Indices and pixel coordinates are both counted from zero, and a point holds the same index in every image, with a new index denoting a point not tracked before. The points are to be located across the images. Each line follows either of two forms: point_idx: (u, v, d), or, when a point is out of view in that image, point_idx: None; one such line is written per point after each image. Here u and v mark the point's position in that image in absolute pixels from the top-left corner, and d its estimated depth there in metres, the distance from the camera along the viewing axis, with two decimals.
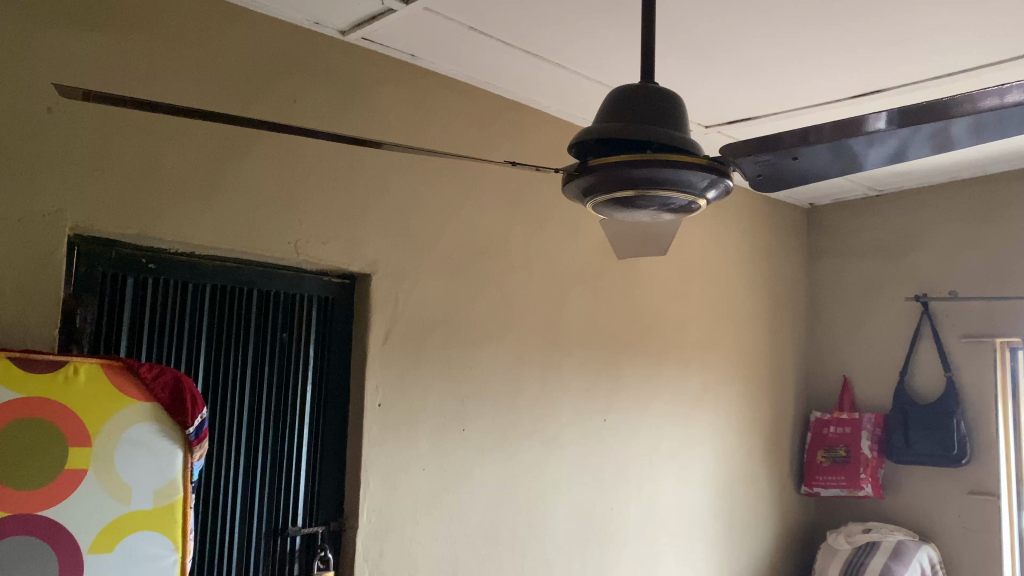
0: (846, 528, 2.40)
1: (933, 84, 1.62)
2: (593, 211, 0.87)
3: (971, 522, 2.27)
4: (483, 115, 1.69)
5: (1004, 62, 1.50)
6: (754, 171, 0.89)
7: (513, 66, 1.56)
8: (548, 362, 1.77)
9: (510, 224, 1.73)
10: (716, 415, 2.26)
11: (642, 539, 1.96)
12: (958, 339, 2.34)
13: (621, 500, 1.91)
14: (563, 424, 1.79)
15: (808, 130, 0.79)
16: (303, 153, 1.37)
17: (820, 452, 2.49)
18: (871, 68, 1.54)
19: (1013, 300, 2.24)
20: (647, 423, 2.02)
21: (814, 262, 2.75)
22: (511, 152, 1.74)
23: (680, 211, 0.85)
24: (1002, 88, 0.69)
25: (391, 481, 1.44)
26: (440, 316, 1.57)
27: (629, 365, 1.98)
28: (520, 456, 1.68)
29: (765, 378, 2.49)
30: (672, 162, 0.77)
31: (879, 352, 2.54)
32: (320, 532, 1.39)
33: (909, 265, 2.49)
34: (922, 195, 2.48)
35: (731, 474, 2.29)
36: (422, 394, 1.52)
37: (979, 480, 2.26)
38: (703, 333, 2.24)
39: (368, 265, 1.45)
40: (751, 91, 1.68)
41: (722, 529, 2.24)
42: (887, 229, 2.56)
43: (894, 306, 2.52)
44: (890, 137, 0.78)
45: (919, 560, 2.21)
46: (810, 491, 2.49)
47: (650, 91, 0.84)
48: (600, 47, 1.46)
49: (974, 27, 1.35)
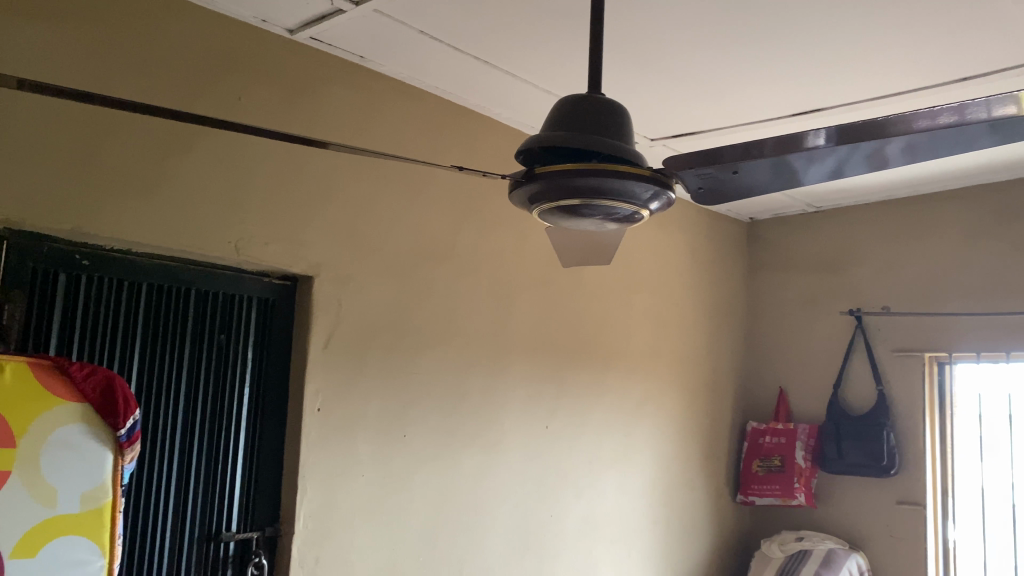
0: (779, 537, 2.45)
1: (870, 104, 1.67)
2: (538, 219, 0.87)
3: (899, 531, 2.33)
4: (432, 120, 1.69)
5: (933, 86, 1.56)
6: (697, 183, 0.90)
7: (462, 71, 1.56)
8: (491, 369, 1.77)
9: (457, 230, 1.72)
10: (655, 424, 2.29)
11: (580, 546, 1.97)
12: (890, 353, 2.42)
13: (561, 507, 1.92)
14: (505, 431, 1.79)
15: (750, 145, 0.80)
16: (246, 151, 1.35)
17: (756, 461, 2.53)
18: (814, 87, 1.58)
19: (942, 316, 2.31)
20: (589, 431, 2.04)
21: (753, 275, 2.81)
22: (459, 158, 1.74)
23: (623, 221, 0.86)
24: (934, 110, 0.71)
25: (329, 487, 1.43)
26: (384, 321, 1.55)
27: (572, 371, 1.99)
28: (461, 462, 1.68)
29: (704, 388, 2.53)
30: (616, 173, 0.78)
31: (814, 365, 2.60)
32: (255, 538, 1.37)
33: (845, 280, 2.56)
34: (858, 212, 2.56)
35: (668, 482, 2.32)
36: (363, 399, 1.50)
37: (907, 489, 2.32)
38: (645, 342, 2.27)
39: (311, 266, 1.44)
40: (695, 107, 1.71)
41: (659, 536, 2.26)
42: (823, 244, 2.64)
43: (829, 320, 2.58)
44: (827, 155, 0.80)
45: (849, 567, 2.26)
46: (746, 500, 2.54)
47: (598, 102, 0.84)
48: (551, 56, 1.47)
49: (908, 51, 1.40)
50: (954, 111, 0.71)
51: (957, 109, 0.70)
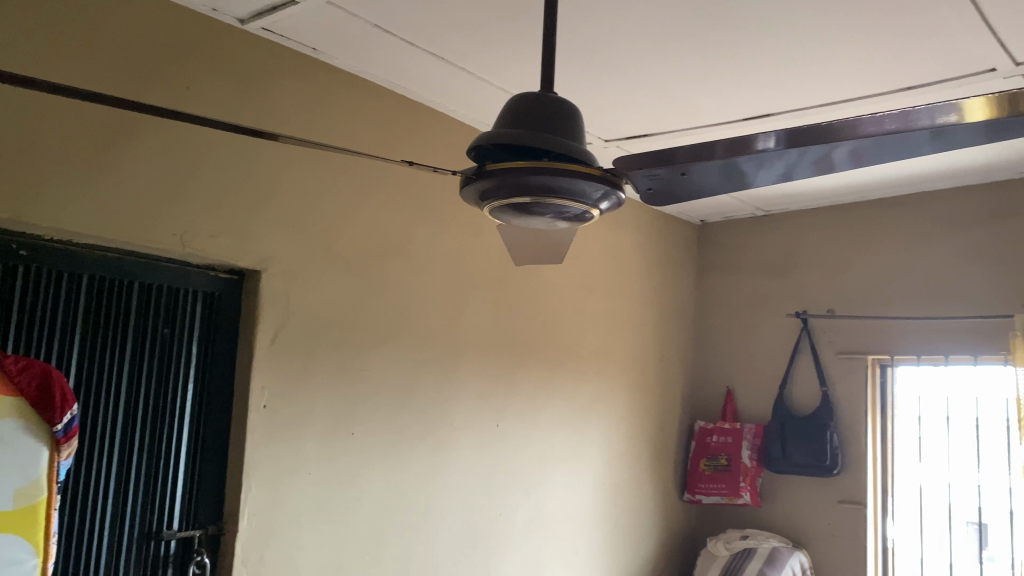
0: (725, 536, 2.49)
1: (818, 111, 1.71)
2: (489, 216, 0.86)
3: (840, 529, 2.38)
4: (386, 116, 1.67)
5: (879, 95, 1.60)
6: (647, 184, 0.90)
7: (416, 66, 1.55)
8: (442, 366, 1.76)
9: (410, 227, 1.71)
10: (606, 423, 2.31)
11: (528, 545, 1.98)
12: (834, 355, 2.47)
13: (510, 506, 1.92)
14: (456, 429, 1.78)
15: (701, 147, 0.81)
16: (193, 142, 1.32)
17: (703, 460, 2.56)
18: (764, 93, 1.61)
19: (885, 319, 2.37)
20: (539, 429, 2.04)
21: (703, 277, 2.85)
22: (413, 155, 1.73)
23: (573, 220, 0.86)
24: (879, 117, 0.73)
25: (275, 484, 1.41)
26: (333, 317, 1.53)
27: (523, 370, 1.99)
28: (410, 460, 1.67)
29: (653, 388, 2.55)
30: (567, 172, 0.78)
31: (761, 366, 2.64)
32: (197, 536, 1.35)
33: (792, 283, 2.60)
34: (806, 216, 2.60)
35: (617, 480, 2.33)
36: (311, 396, 1.48)
37: (850, 489, 2.37)
38: (596, 342, 2.29)
39: (258, 261, 1.41)
40: (648, 109, 1.73)
41: (607, 535, 2.28)
42: (771, 246, 2.68)
43: (776, 322, 2.63)
44: (776, 158, 0.81)
45: (791, 565, 2.30)
46: (692, 498, 2.57)
47: (550, 100, 0.85)
48: (505, 53, 1.47)
49: (856, 60, 1.43)
50: (898, 116, 0.72)
51: (901, 116, 0.72)
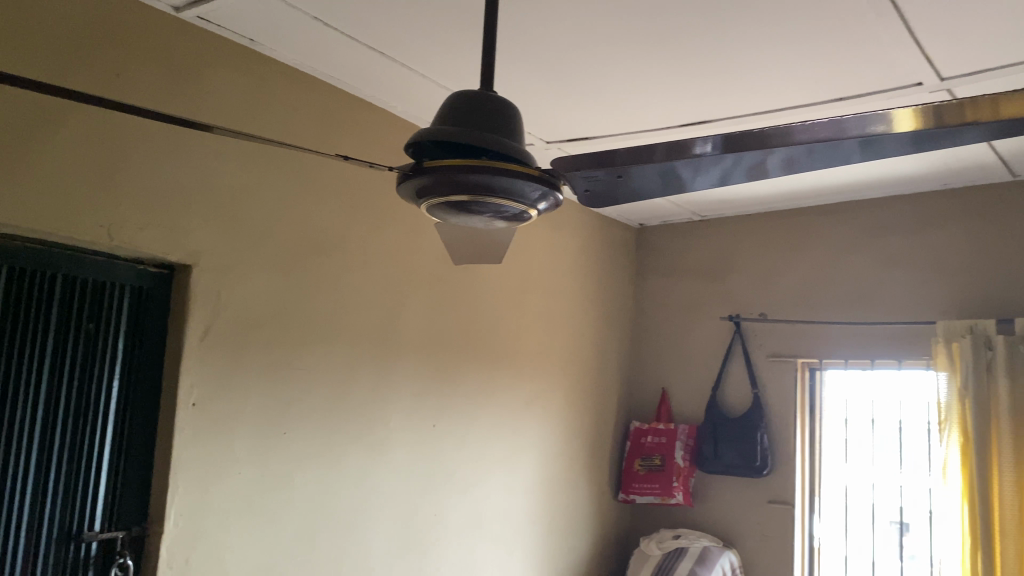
0: (657, 535, 2.52)
1: (754, 119, 1.74)
2: (426, 214, 0.85)
3: (769, 529, 2.43)
4: (324, 110, 1.65)
5: (813, 104, 1.64)
6: (585, 186, 0.91)
7: (356, 60, 1.53)
8: (378, 365, 1.74)
9: (348, 223, 1.69)
10: (543, 423, 2.31)
11: (463, 546, 1.97)
12: (765, 358, 2.52)
13: (445, 507, 1.91)
14: (391, 428, 1.77)
15: (640, 150, 0.82)
16: (123, 131, 1.28)
17: (638, 460, 2.59)
18: (702, 99, 1.63)
19: (814, 323, 2.43)
20: (477, 429, 2.04)
21: (641, 279, 2.89)
22: (352, 150, 1.71)
23: (511, 220, 0.86)
24: (813, 125, 0.74)
25: (203, 485, 1.37)
26: (266, 313, 1.50)
27: (461, 369, 1.98)
28: (345, 460, 1.65)
29: (590, 389, 2.56)
30: (505, 171, 0.77)
31: (695, 369, 2.68)
32: (120, 538, 1.30)
33: (727, 287, 2.65)
34: (741, 221, 2.66)
35: (552, 481, 2.34)
36: (242, 394, 1.45)
37: (779, 489, 2.43)
38: (535, 342, 2.29)
39: (189, 255, 1.38)
40: (589, 112, 1.74)
41: (542, 535, 2.28)
42: (707, 250, 2.73)
43: (711, 325, 2.67)
44: (712, 163, 0.82)
45: (721, 564, 2.34)
46: (626, 498, 2.59)
47: (491, 99, 0.84)
48: (448, 51, 1.46)
49: (791, 70, 1.47)
50: (831, 125, 0.74)
51: (833, 125, 0.73)
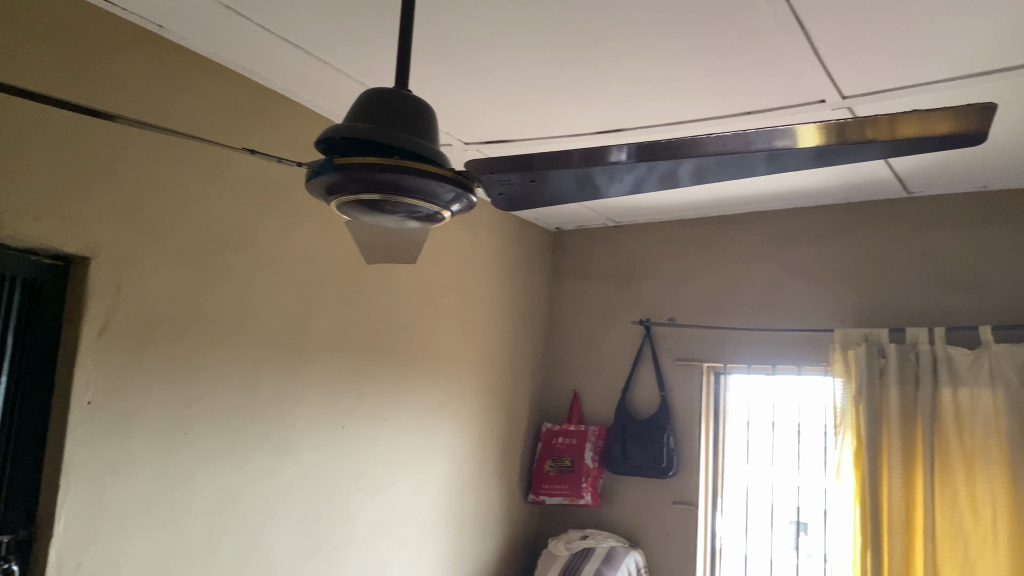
0: (566, 535, 2.55)
1: (667, 129, 1.78)
2: (337, 212, 0.84)
3: (673, 529, 2.49)
4: (235, 101, 1.61)
5: (722, 118, 1.69)
6: (500, 188, 0.91)
7: (270, 52, 1.50)
8: (286, 364, 1.70)
9: (258, 219, 1.65)
10: (455, 424, 2.31)
11: (370, 547, 1.95)
12: (673, 361, 2.58)
13: (353, 508, 1.89)
14: (298, 429, 1.73)
15: (558, 155, 0.82)
16: (18, 115, 1.22)
17: (548, 462, 2.61)
18: (617, 108, 1.66)
19: (721, 329, 2.50)
20: (388, 430, 2.02)
21: (556, 283, 2.91)
22: (263, 144, 1.67)
23: (424, 220, 0.85)
24: (726, 137, 0.75)
25: (97, 487, 1.32)
26: (169, 309, 1.45)
27: (372, 369, 1.96)
28: (248, 461, 1.61)
29: (503, 390, 2.57)
30: (420, 171, 0.77)
31: (605, 372, 2.72)
32: (5, 543, 1.23)
33: (638, 292, 2.70)
34: (654, 228, 2.71)
35: (463, 482, 2.34)
36: (141, 392, 1.40)
37: (683, 490, 2.49)
38: (449, 343, 2.29)
39: (87, 247, 1.32)
40: (507, 115, 1.75)
41: (451, 537, 2.28)
42: (621, 256, 2.77)
43: (622, 329, 2.72)
44: (626, 171, 0.84)
45: (627, 564, 2.38)
46: (536, 499, 2.61)
47: (404, 98, 0.83)
48: (364, 46, 1.44)
49: (703, 83, 1.51)
50: (743, 137, 0.75)
51: (745, 139, 0.75)
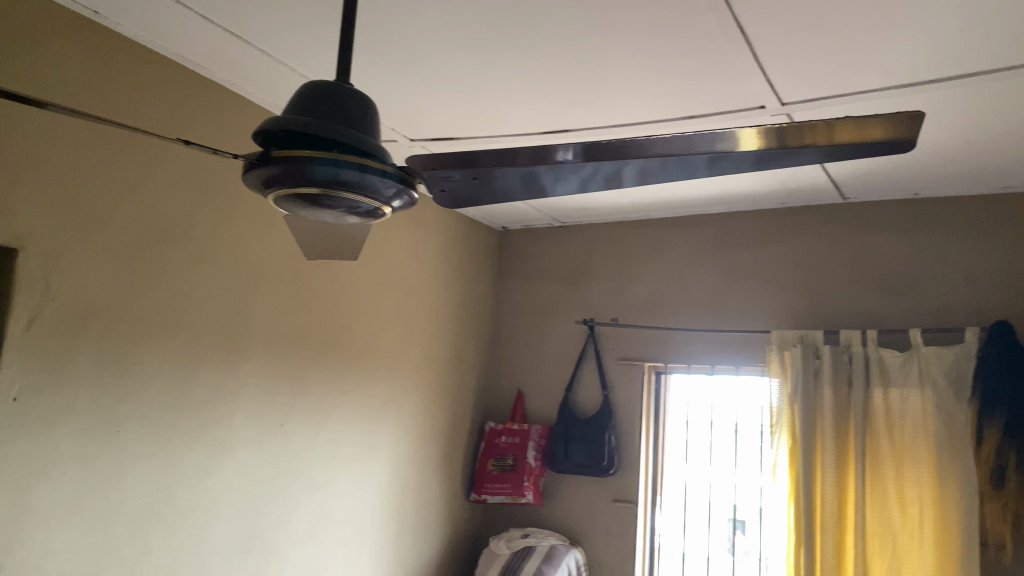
0: (507, 534, 2.55)
1: (611, 132, 1.80)
2: (275, 205, 0.82)
3: (614, 527, 2.51)
4: (173, 91, 1.57)
5: (666, 122, 1.71)
6: (443, 185, 0.90)
7: (212, 43, 1.47)
8: (224, 360, 1.67)
9: (197, 212, 1.62)
10: (397, 423, 2.29)
11: (309, 547, 1.92)
12: (616, 361, 2.61)
13: (290, 507, 1.86)
14: (235, 427, 1.70)
15: (505, 152, 0.82)
16: None
17: (490, 461, 2.60)
18: (562, 109, 1.67)
19: (662, 329, 2.53)
20: (328, 428, 1.99)
21: (501, 282, 2.92)
22: (201, 136, 1.64)
23: (365, 216, 0.84)
24: (672, 139, 0.76)
25: (22, 486, 1.27)
26: (102, 303, 1.41)
27: (313, 367, 1.94)
28: (182, 460, 1.57)
29: (446, 388, 2.56)
30: (361, 166, 0.76)
31: (548, 371, 2.74)
32: None
33: (583, 292, 2.72)
34: (598, 229, 2.74)
35: (405, 480, 2.32)
36: (71, 389, 1.36)
37: (623, 489, 2.51)
38: (392, 342, 2.27)
39: (15, 238, 1.27)
40: (453, 114, 1.74)
41: (391, 536, 2.26)
42: (566, 256, 2.79)
43: (566, 329, 2.73)
44: (571, 170, 0.84)
45: (567, 563, 2.39)
46: (478, 498, 2.58)
47: (345, 92, 0.82)
48: (307, 39, 1.42)
49: (647, 87, 1.52)
50: (688, 140, 0.76)
51: (689, 142, 0.76)
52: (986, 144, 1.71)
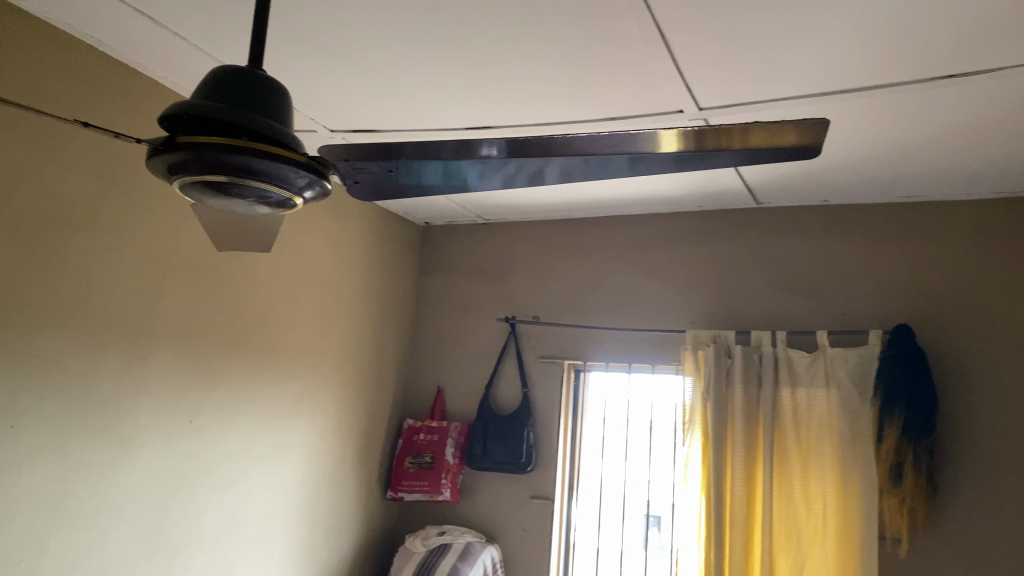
0: (423, 531, 2.53)
1: (533, 130, 1.80)
2: (180, 192, 0.79)
3: (530, 524, 2.51)
4: (77, 72, 1.50)
5: (587, 122, 1.72)
6: (359, 175, 0.89)
7: (122, 24, 1.41)
8: (130, 354, 1.61)
9: (103, 199, 1.55)
10: (312, 419, 2.25)
11: (217, 546, 1.87)
12: (536, 359, 2.62)
13: (199, 505, 1.80)
14: (141, 423, 1.64)
15: (427, 145, 0.81)
16: None
17: (408, 458, 2.58)
18: (485, 106, 1.67)
19: (582, 328, 2.55)
20: (240, 424, 1.94)
21: (423, 278, 2.90)
22: (108, 120, 1.58)
23: (275, 206, 0.82)
24: (595, 140, 0.76)
25: None
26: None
27: (224, 362, 1.88)
28: (84, 456, 1.51)
29: (365, 384, 2.53)
30: (271, 155, 0.74)
31: (468, 368, 2.73)
32: None
33: (504, 289, 2.73)
34: (521, 227, 2.74)
35: (319, 477, 2.28)
36: None
37: (540, 485, 2.52)
38: (309, 337, 2.23)
39: None
40: (374, 107, 1.72)
41: (305, 534, 2.22)
42: (489, 253, 2.79)
43: (487, 326, 2.73)
44: (496, 166, 0.83)
45: (482, 560, 2.39)
46: (395, 496, 2.56)
47: (256, 78, 0.80)
48: (221, 23, 1.37)
49: (569, 88, 1.53)
50: (610, 141, 0.76)
51: (612, 143, 0.76)
52: (892, 155, 1.78)
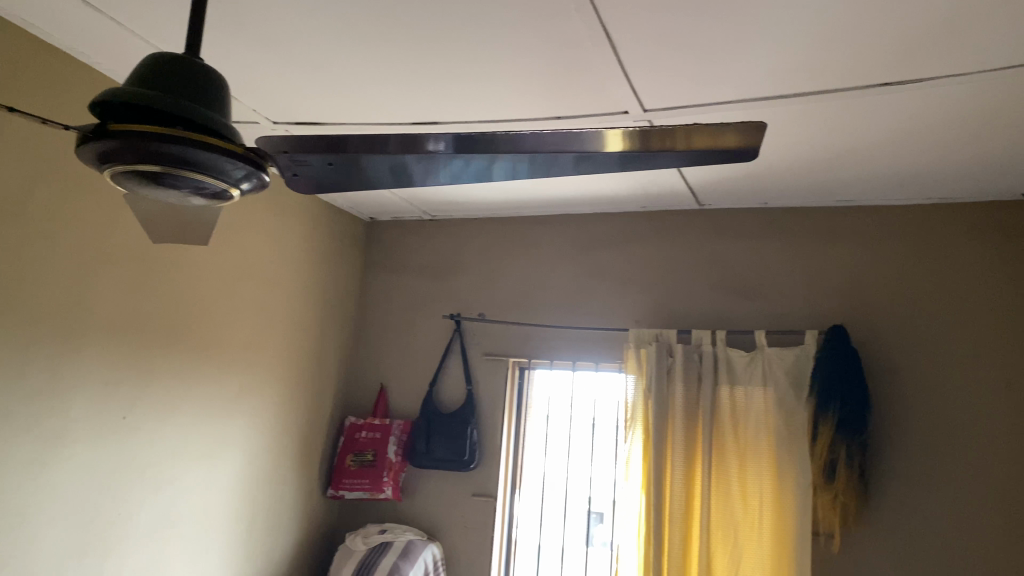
0: (364, 529, 2.51)
1: (479, 127, 1.79)
2: (111, 182, 0.77)
3: (472, 521, 2.51)
4: (6, 55, 1.45)
5: (533, 120, 1.72)
6: (300, 168, 0.87)
7: (55, 6, 1.37)
8: (61, 348, 1.56)
9: (34, 188, 1.50)
10: (251, 416, 2.21)
11: (151, 545, 1.82)
12: (480, 356, 2.61)
13: (132, 504, 1.76)
14: (72, 418, 1.59)
15: (373, 139, 0.80)
16: None
17: (349, 456, 2.55)
18: (431, 102, 1.66)
19: (526, 326, 2.55)
20: (175, 420, 1.90)
21: (367, 273, 2.87)
22: (39, 106, 1.53)
23: (211, 198, 0.80)
24: (543, 137, 0.76)
25: None
26: None
27: (160, 356, 1.84)
28: (11, 453, 1.45)
29: (306, 381, 2.49)
30: (207, 145, 0.72)
31: (412, 365, 2.71)
32: None
33: (449, 286, 2.72)
34: (467, 224, 2.74)
35: (258, 475, 2.24)
36: None
37: (482, 482, 2.52)
38: (248, 332, 2.19)
39: None
40: (317, 99, 1.69)
41: (242, 532, 2.18)
42: (434, 250, 2.78)
43: (431, 323, 2.72)
44: (442, 161, 0.82)
45: (424, 558, 2.37)
46: (335, 494, 2.52)
47: (193, 66, 0.78)
48: (160, 9, 1.34)
49: (514, 85, 1.53)
50: (557, 138, 0.76)
51: (559, 141, 0.76)
52: (829, 159, 1.82)
